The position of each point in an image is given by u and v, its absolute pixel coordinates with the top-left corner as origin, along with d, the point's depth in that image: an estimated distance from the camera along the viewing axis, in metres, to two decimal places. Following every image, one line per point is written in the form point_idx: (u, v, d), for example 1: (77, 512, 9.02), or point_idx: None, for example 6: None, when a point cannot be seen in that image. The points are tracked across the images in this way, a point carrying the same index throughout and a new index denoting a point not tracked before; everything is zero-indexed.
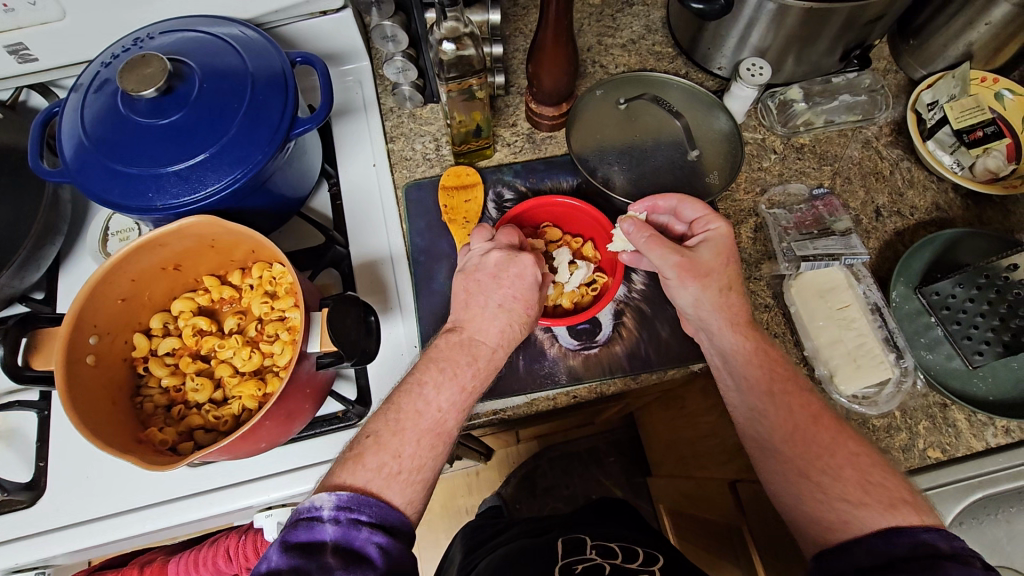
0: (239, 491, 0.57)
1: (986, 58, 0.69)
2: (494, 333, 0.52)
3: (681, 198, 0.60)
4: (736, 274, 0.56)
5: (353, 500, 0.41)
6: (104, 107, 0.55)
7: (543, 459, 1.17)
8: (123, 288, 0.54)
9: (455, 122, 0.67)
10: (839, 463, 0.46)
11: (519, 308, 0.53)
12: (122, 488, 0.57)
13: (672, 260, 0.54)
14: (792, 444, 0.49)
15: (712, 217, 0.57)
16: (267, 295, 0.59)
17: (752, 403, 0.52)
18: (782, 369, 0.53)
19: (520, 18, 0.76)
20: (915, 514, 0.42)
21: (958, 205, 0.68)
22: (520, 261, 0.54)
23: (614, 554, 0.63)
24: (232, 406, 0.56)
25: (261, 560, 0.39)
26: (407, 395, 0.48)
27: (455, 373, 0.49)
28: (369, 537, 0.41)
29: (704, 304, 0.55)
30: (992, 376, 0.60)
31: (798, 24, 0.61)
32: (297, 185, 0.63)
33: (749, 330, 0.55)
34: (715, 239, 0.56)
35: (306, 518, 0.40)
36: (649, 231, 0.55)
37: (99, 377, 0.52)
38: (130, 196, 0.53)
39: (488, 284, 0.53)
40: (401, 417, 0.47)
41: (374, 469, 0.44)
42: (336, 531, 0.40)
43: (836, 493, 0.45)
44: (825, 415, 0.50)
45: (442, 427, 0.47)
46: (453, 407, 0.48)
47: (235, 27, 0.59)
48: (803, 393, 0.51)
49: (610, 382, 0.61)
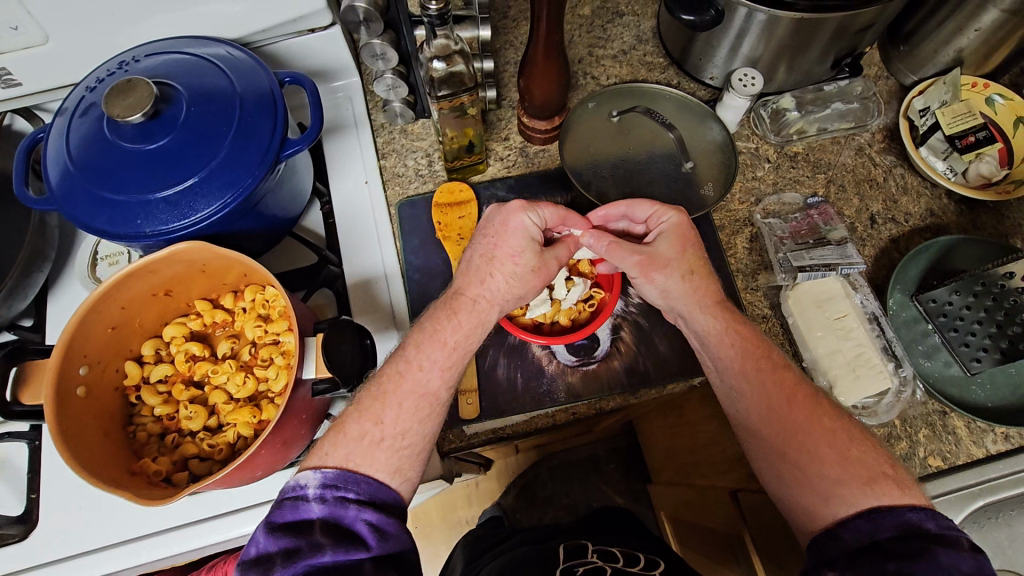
0: (237, 518, 0.56)
1: (977, 64, 0.70)
2: (476, 287, 0.54)
3: (629, 202, 0.59)
4: (699, 259, 0.57)
5: (339, 478, 0.42)
6: (90, 132, 0.54)
7: (543, 469, 1.17)
8: (113, 317, 0.53)
9: (447, 139, 0.66)
10: (815, 440, 0.46)
11: (506, 258, 0.54)
12: (115, 518, 0.56)
13: (632, 261, 0.55)
14: (770, 425, 0.48)
15: (661, 210, 0.57)
16: (260, 318, 0.58)
17: (731, 382, 0.52)
18: (754, 346, 0.53)
19: (510, 31, 0.76)
20: (896, 488, 0.42)
21: (951, 211, 0.68)
22: (507, 210, 0.55)
23: (616, 559, 0.62)
24: (226, 435, 0.55)
25: (249, 542, 0.40)
26: (391, 360, 0.50)
27: (435, 332, 0.51)
28: (357, 514, 0.41)
29: (672, 293, 0.56)
30: (990, 383, 0.60)
31: (788, 34, 0.62)
32: (289, 206, 0.63)
33: (719, 311, 0.55)
34: (669, 231, 0.57)
35: (291, 497, 0.41)
36: (608, 239, 0.56)
37: (90, 408, 0.51)
38: (118, 223, 0.52)
39: (477, 238, 0.56)
40: (383, 384, 0.49)
41: (356, 438, 0.45)
42: (323, 508, 0.41)
43: (820, 473, 0.45)
44: (802, 390, 0.49)
45: (426, 389, 0.48)
46: (435, 366, 0.50)
47: (221, 48, 0.59)
48: (778, 370, 0.51)
49: (609, 399, 0.60)
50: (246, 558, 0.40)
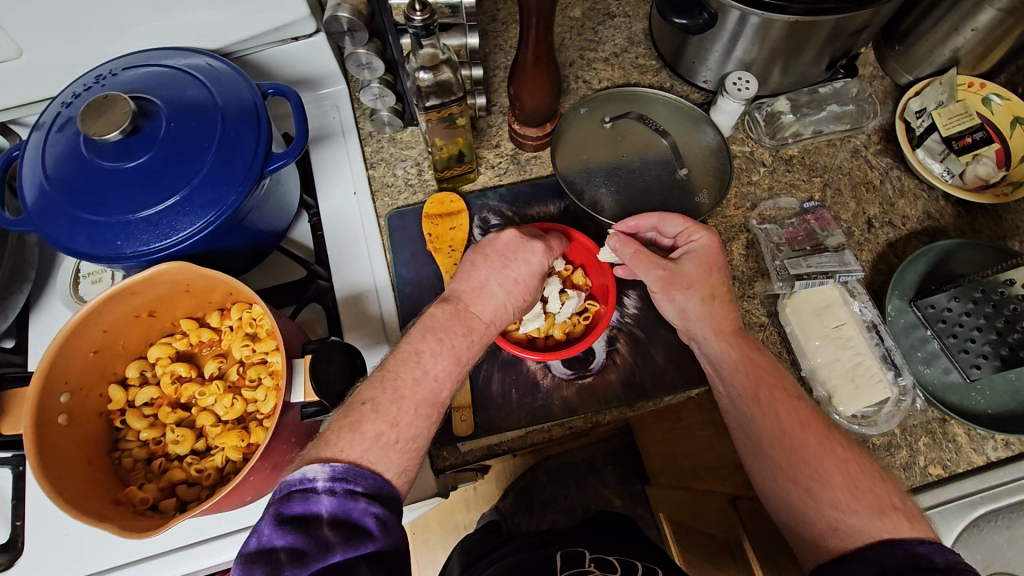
0: (226, 542, 0.55)
1: (973, 63, 0.69)
2: (491, 309, 0.52)
3: (661, 215, 0.58)
4: (722, 283, 0.56)
5: (349, 472, 0.39)
6: (66, 149, 0.52)
7: (540, 472, 1.16)
8: (95, 340, 0.52)
9: (437, 149, 0.64)
10: (828, 468, 0.46)
11: (519, 296, 0.54)
12: (102, 545, 0.55)
13: (654, 274, 0.54)
14: (781, 452, 0.48)
15: (694, 229, 0.57)
16: (247, 337, 0.56)
17: (743, 410, 0.51)
18: (768, 377, 0.52)
19: (500, 35, 0.75)
20: (907, 521, 0.43)
21: (949, 214, 0.67)
22: (532, 248, 0.55)
23: (613, 568, 0.62)
24: (214, 459, 0.53)
25: (253, 534, 0.37)
26: (402, 363, 0.46)
27: (451, 344, 0.48)
28: (366, 509, 0.39)
29: (688, 313, 0.55)
30: (990, 390, 0.59)
31: (782, 37, 0.60)
32: (274, 220, 0.61)
33: (735, 338, 0.54)
34: (698, 250, 0.56)
35: (299, 490, 0.38)
36: (635, 246, 0.55)
37: (73, 436, 0.50)
38: (98, 245, 0.51)
39: (495, 263, 0.53)
40: (398, 388, 0.45)
41: (372, 437, 0.42)
42: (332, 502, 0.38)
43: (830, 501, 0.45)
44: (814, 419, 0.49)
45: (438, 399, 0.47)
46: (449, 377, 0.48)
47: (201, 59, 0.57)
48: (792, 400, 0.50)
49: (606, 413, 0.60)
50: (247, 550, 0.37)
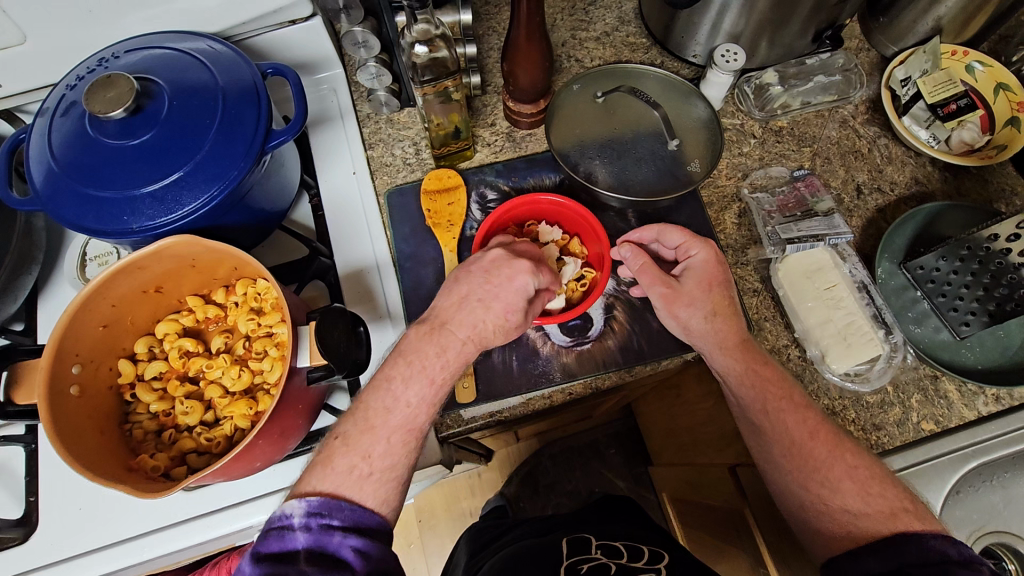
0: (233, 514, 0.56)
1: (956, 31, 0.70)
2: (466, 326, 0.50)
3: (660, 228, 0.60)
4: (725, 299, 0.56)
5: (324, 505, 0.41)
6: (71, 130, 0.53)
7: (544, 456, 1.17)
8: (104, 314, 0.53)
9: (433, 125, 0.66)
10: (838, 474, 0.48)
11: (500, 311, 0.51)
12: (114, 518, 0.56)
13: (658, 291, 0.56)
14: (791, 459, 0.50)
15: (690, 243, 0.58)
16: (253, 311, 0.58)
17: (756, 422, 0.52)
18: (775, 387, 0.53)
19: (492, 17, 0.76)
20: (916, 519, 0.44)
21: (936, 178, 0.69)
22: (516, 264, 0.52)
23: (620, 555, 0.62)
24: (223, 427, 0.55)
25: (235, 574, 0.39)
26: (373, 391, 0.47)
27: (423, 367, 0.48)
28: (343, 541, 0.40)
29: (693, 329, 0.56)
30: (980, 346, 0.60)
31: (769, 8, 0.62)
32: (276, 198, 0.62)
33: (739, 352, 0.54)
34: (697, 267, 0.57)
35: (277, 528, 0.40)
36: (644, 258, 0.57)
37: (85, 408, 0.51)
38: (105, 220, 0.52)
39: (477, 278, 0.52)
40: (369, 416, 0.46)
41: (343, 471, 0.43)
42: (308, 538, 0.39)
43: (841, 506, 0.47)
44: (823, 428, 0.51)
45: (413, 423, 0.46)
46: (423, 402, 0.47)
47: (202, 42, 0.58)
48: (800, 410, 0.52)
49: (604, 377, 0.61)
50: None
